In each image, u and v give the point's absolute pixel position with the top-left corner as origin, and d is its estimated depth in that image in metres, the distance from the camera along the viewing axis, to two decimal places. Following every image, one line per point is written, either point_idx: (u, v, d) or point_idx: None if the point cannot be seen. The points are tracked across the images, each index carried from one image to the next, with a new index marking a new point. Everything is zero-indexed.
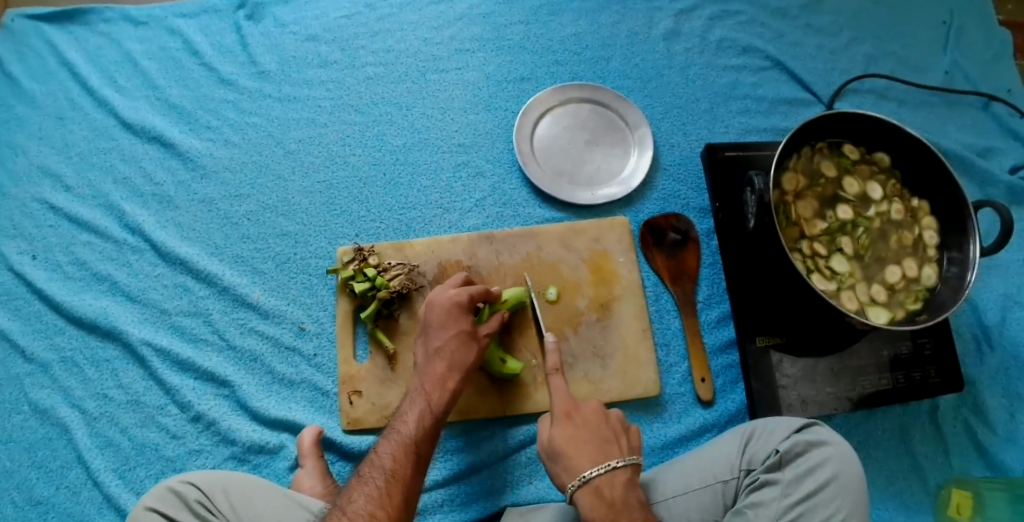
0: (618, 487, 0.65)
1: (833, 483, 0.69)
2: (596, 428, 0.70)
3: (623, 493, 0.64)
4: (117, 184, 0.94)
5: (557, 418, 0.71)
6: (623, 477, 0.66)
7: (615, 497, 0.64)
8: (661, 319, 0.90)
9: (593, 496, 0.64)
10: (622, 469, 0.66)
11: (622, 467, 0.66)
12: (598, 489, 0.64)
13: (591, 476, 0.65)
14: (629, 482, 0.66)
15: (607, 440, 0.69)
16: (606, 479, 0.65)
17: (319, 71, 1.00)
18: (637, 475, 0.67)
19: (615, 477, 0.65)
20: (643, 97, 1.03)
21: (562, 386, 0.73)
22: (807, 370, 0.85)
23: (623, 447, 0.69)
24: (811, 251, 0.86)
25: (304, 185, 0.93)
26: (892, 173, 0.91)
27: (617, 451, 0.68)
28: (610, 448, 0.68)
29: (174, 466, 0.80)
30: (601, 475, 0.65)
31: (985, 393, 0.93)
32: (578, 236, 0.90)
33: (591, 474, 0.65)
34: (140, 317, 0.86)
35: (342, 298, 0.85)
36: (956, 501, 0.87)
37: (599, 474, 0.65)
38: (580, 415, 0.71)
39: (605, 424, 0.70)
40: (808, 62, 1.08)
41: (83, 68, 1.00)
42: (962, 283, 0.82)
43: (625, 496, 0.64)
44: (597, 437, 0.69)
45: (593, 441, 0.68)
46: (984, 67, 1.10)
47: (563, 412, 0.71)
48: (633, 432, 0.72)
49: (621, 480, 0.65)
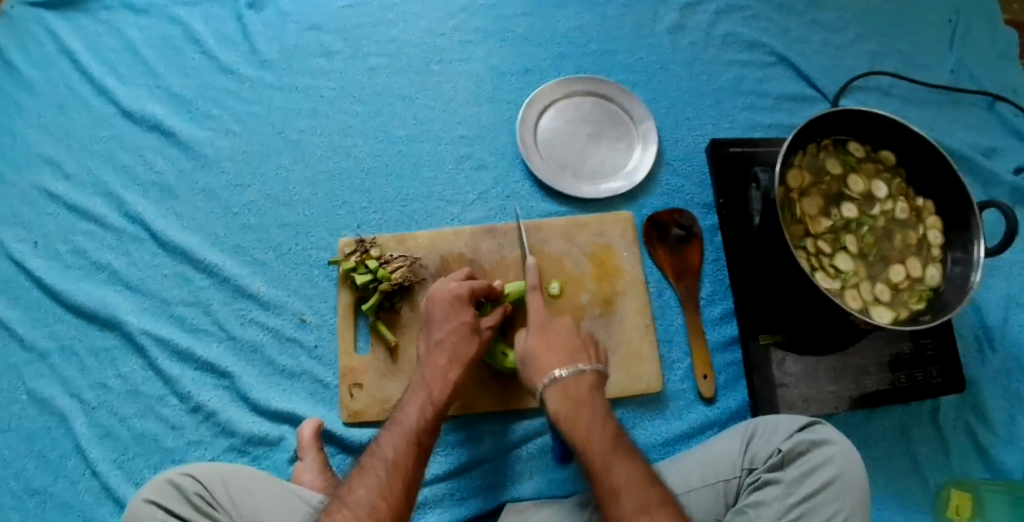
0: (583, 386, 0.70)
1: (835, 483, 0.69)
2: (566, 337, 0.74)
3: (587, 390, 0.70)
4: (117, 173, 0.93)
5: (531, 328, 0.74)
6: (588, 379, 0.71)
7: (580, 394, 0.69)
8: (664, 315, 0.89)
9: (561, 392, 0.69)
10: (588, 373, 0.71)
11: (589, 371, 0.71)
12: (565, 387, 0.69)
13: (560, 375, 0.70)
14: (594, 384, 0.71)
15: (577, 347, 0.73)
16: (572, 379, 0.70)
17: (322, 61, 0.99)
18: (602, 380, 0.72)
19: (582, 377, 0.70)
20: (648, 91, 1.02)
21: (539, 303, 0.77)
22: (809, 369, 0.85)
23: (591, 355, 0.73)
24: (816, 249, 0.86)
25: (305, 176, 0.93)
26: (897, 171, 0.90)
27: (585, 356, 0.73)
28: (579, 354, 0.72)
29: (173, 456, 0.79)
30: (569, 375, 0.70)
31: (986, 394, 0.93)
32: (581, 230, 0.89)
33: (559, 373, 0.70)
34: (140, 307, 0.85)
35: (343, 290, 0.85)
36: (955, 502, 0.87)
37: (567, 374, 0.70)
38: (553, 325, 0.74)
39: (574, 333, 0.74)
40: (814, 59, 1.08)
41: (84, 55, 0.99)
42: (966, 282, 0.82)
43: (589, 396, 0.69)
44: (567, 343, 0.73)
45: (563, 346, 0.73)
46: (989, 67, 1.09)
47: (536, 324, 0.74)
48: (601, 347, 0.76)
49: (587, 380, 0.70)
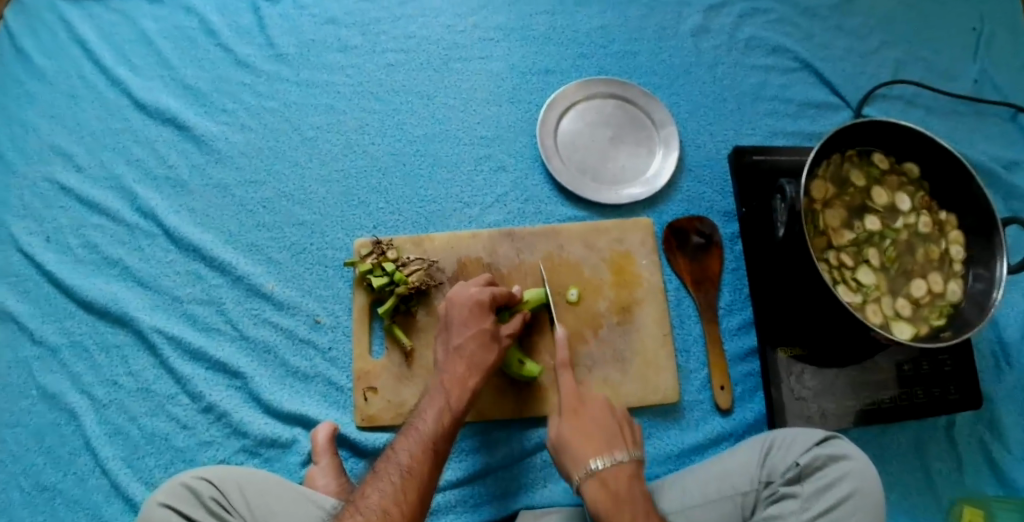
0: (622, 480, 0.65)
1: (853, 498, 0.68)
2: (601, 420, 0.69)
3: (627, 486, 0.65)
4: (130, 165, 0.91)
5: (564, 413, 0.70)
6: (627, 471, 0.66)
7: (619, 489, 0.64)
8: (681, 324, 0.88)
9: (600, 486, 0.64)
10: (627, 463, 0.66)
11: (627, 461, 0.66)
12: (604, 481, 0.65)
13: (597, 468, 0.65)
14: (633, 476, 0.66)
15: (614, 434, 0.68)
16: (612, 472, 0.65)
17: (339, 55, 0.97)
18: (640, 468, 0.67)
19: (620, 469, 0.65)
20: (669, 94, 1.00)
21: (570, 381, 0.73)
22: (827, 382, 0.84)
23: (627, 439, 0.69)
24: (838, 262, 0.85)
25: (322, 173, 0.91)
26: (921, 184, 0.89)
27: (621, 443, 0.68)
28: (615, 440, 0.68)
29: (183, 456, 0.78)
30: (608, 467, 0.65)
31: (1002, 410, 0.92)
32: (601, 235, 0.88)
33: (596, 465, 0.65)
34: (152, 304, 0.84)
35: (358, 291, 0.83)
36: (968, 517, 0.87)
37: (606, 466, 0.65)
38: (586, 408, 0.70)
39: (610, 415, 0.70)
40: (838, 66, 1.06)
41: (97, 44, 0.97)
42: (988, 300, 0.81)
43: (629, 489, 0.64)
44: (602, 427, 0.69)
45: (598, 433, 0.68)
46: (1015, 78, 1.08)
47: (569, 408, 0.70)
48: (636, 429, 0.71)
49: (626, 473, 0.65)
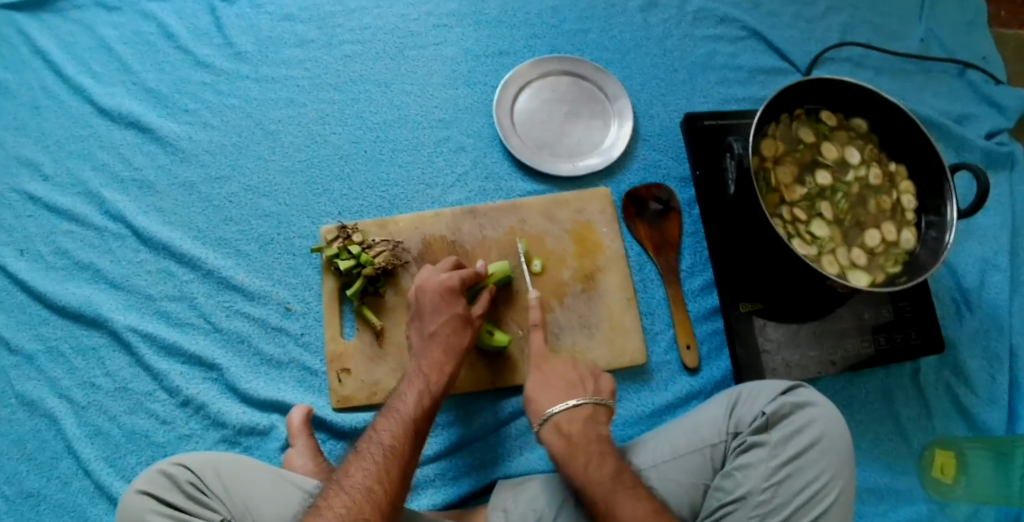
0: (577, 423, 0.69)
1: (820, 443, 0.71)
2: (561, 372, 0.75)
3: (581, 427, 0.69)
4: (96, 171, 0.92)
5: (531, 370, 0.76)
6: (583, 413, 0.70)
7: (573, 430, 0.69)
8: (645, 288, 0.90)
9: (555, 430, 0.69)
10: (582, 407, 0.70)
11: (582, 404, 0.71)
12: (558, 424, 0.69)
13: (552, 414, 0.70)
14: (589, 417, 0.70)
15: (571, 382, 0.73)
16: (565, 416, 0.70)
17: (296, 50, 0.99)
18: (599, 413, 0.71)
19: (574, 412, 0.70)
20: (622, 68, 1.03)
21: (541, 338, 0.79)
22: (790, 335, 0.87)
23: (588, 389, 0.73)
24: (792, 217, 0.87)
25: (284, 166, 0.93)
26: (870, 138, 0.92)
27: (579, 390, 0.72)
28: (573, 389, 0.73)
29: (164, 451, 0.80)
30: (561, 412, 0.70)
31: (966, 354, 0.95)
32: (561, 208, 0.90)
33: (552, 412, 0.70)
34: (125, 304, 0.85)
35: (328, 276, 0.85)
36: (939, 461, 0.90)
37: (560, 411, 0.70)
38: (549, 362, 0.76)
39: (571, 369, 0.75)
40: (786, 31, 1.09)
41: (56, 54, 0.98)
42: (940, 245, 0.84)
43: (582, 431, 0.68)
44: (562, 380, 0.74)
45: (558, 383, 0.73)
46: (958, 35, 1.11)
47: (535, 366, 0.76)
48: (604, 379, 0.76)
49: (579, 415, 0.70)
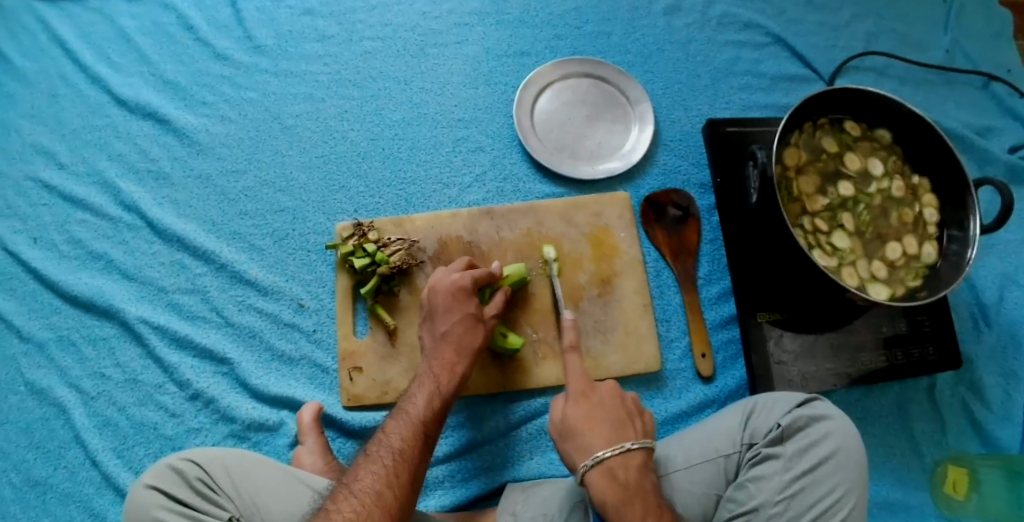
0: (633, 470, 0.64)
1: (835, 456, 0.69)
2: (609, 409, 0.69)
3: (636, 476, 0.64)
4: (111, 161, 0.92)
5: (572, 399, 0.70)
6: (637, 460, 0.65)
7: (629, 479, 0.64)
8: (662, 295, 0.89)
9: (607, 476, 0.64)
10: (635, 453, 0.65)
11: (636, 449, 0.66)
12: (611, 470, 0.64)
13: (604, 457, 0.64)
14: (643, 465, 0.65)
15: (622, 421, 0.68)
16: (619, 462, 0.64)
17: (316, 45, 0.98)
18: (650, 458, 0.67)
19: (628, 459, 0.65)
20: (644, 72, 1.02)
21: (577, 362, 0.75)
22: (807, 346, 0.85)
23: (638, 430, 0.68)
24: (812, 227, 0.86)
25: (301, 161, 0.92)
26: (893, 149, 0.90)
27: (631, 432, 0.67)
28: (624, 429, 0.67)
29: (173, 444, 0.79)
30: (614, 456, 0.65)
31: (984, 371, 0.93)
32: (579, 211, 0.89)
33: (603, 455, 0.64)
34: (138, 295, 0.85)
35: (342, 273, 0.84)
36: (953, 477, 0.88)
37: (612, 455, 0.65)
38: (594, 396, 0.70)
39: (618, 405, 0.70)
40: (810, 39, 1.07)
41: (75, 43, 0.97)
42: (963, 260, 0.82)
43: (638, 480, 0.64)
44: (610, 417, 0.68)
45: (606, 420, 0.68)
46: (984, 46, 1.09)
47: (578, 394, 0.71)
48: (648, 416, 0.71)
49: (634, 462, 0.65)
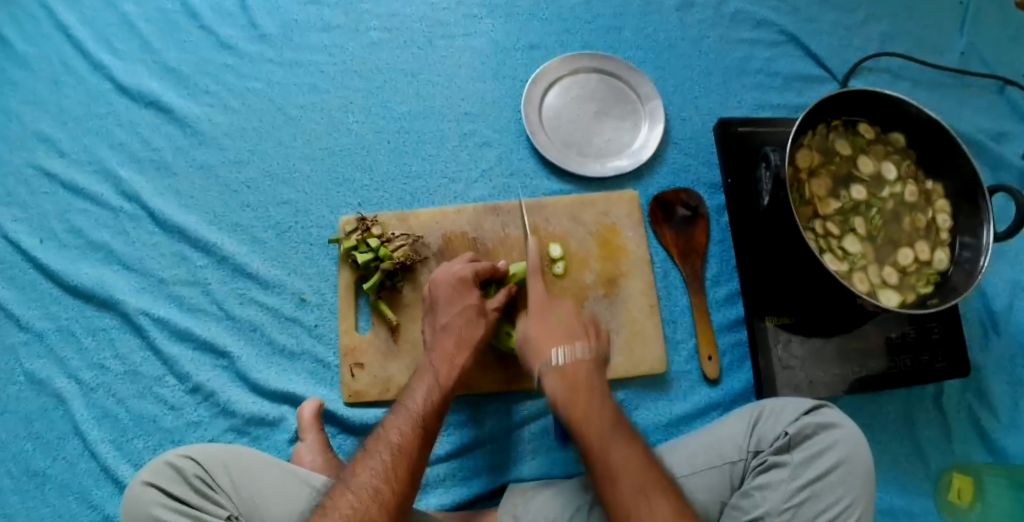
0: (581, 372, 0.67)
1: (842, 466, 0.68)
2: (565, 318, 0.71)
3: (586, 375, 0.67)
4: (114, 150, 0.90)
5: (529, 311, 0.73)
6: (587, 361, 0.68)
7: (579, 379, 0.66)
8: (669, 296, 0.88)
9: (559, 377, 0.67)
10: (586, 356, 0.68)
11: (586, 354, 0.68)
12: (562, 372, 0.67)
13: (556, 361, 0.67)
14: (593, 365, 0.68)
15: (576, 329, 0.70)
16: (570, 363, 0.67)
17: (322, 35, 0.96)
18: (602, 362, 0.69)
19: (579, 361, 0.67)
20: (655, 68, 1.00)
21: (539, 287, 0.75)
22: (815, 351, 0.84)
23: (592, 336, 0.70)
24: (824, 231, 0.84)
25: (306, 152, 0.91)
26: (908, 153, 0.88)
27: (585, 340, 0.69)
28: (578, 337, 0.69)
29: (172, 437, 0.78)
30: (567, 360, 0.67)
31: (991, 379, 0.92)
32: (586, 209, 0.88)
33: (555, 359, 0.67)
34: (138, 286, 0.84)
35: (344, 268, 0.83)
36: (958, 486, 0.87)
37: (565, 358, 0.67)
38: (547, 307, 0.73)
39: (574, 315, 0.71)
40: (824, 38, 1.05)
41: (79, 30, 0.96)
42: (974, 267, 0.81)
43: (587, 381, 0.66)
44: (565, 326, 0.70)
45: (561, 329, 0.70)
46: (1000, 49, 1.07)
47: (535, 307, 0.73)
48: (604, 327, 0.73)
49: (584, 364, 0.67)
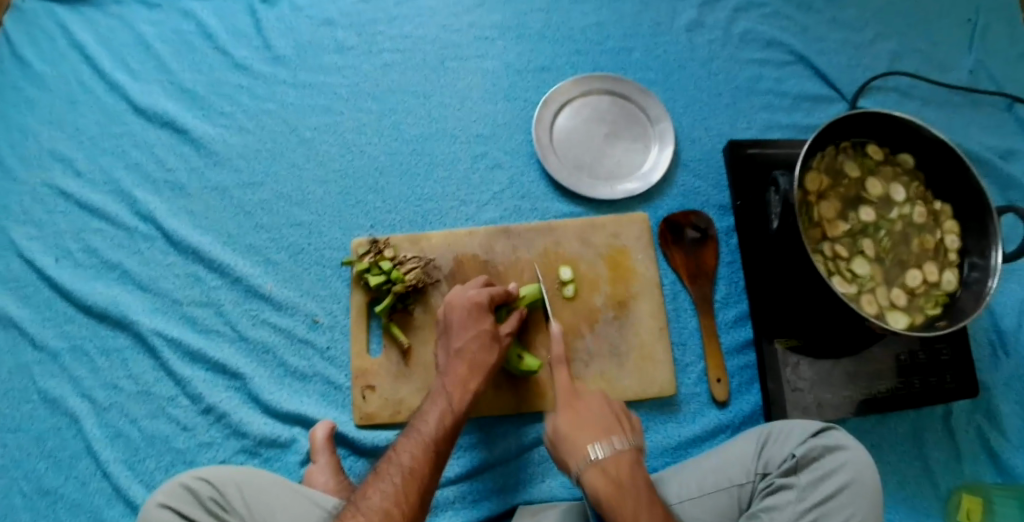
0: (623, 467, 0.63)
1: (849, 488, 0.68)
2: (596, 410, 0.68)
3: (629, 472, 0.63)
4: (128, 169, 0.91)
5: (559, 408, 0.70)
6: (628, 457, 0.64)
7: (621, 476, 0.63)
8: (678, 318, 0.89)
9: (600, 473, 0.63)
10: (626, 451, 0.65)
11: (625, 447, 0.65)
12: (605, 468, 0.63)
13: (596, 456, 0.64)
14: (634, 462, 0.64)
15: (610, 421, 0.68)
16: (611, 459, 0.64)
17: (335, 57, 0.97)
18: (640, 457, 0.66)
19: (620, 456, 0.64)
20: (665, 89, 1.00)
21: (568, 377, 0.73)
22: (824, 374, 0.84)
23: (626, 428, 0.68)
24: (832, 253, 0.85)
25: (318, 174, 0.91)
26: (917, 174, 0.89)
27: (620, 431, 0.67)
28: (613, 429, 0.66)
29: (184, 458, 0.79)
30: (607, 455, 0.64)
31: (1001, 400, 0.92)
32: (596, 231, 0.88)
33: (595, 453, 0.64)
34: (151, 307, 0.85)
35: (356, 289, 0.84)
36: (966, 507, 0.87)
37: (605, 453, 0.64)
38: (580, 400, 0.70)
39: (606, 407, 0.69)
40: (833, 58, 1.06)
41: (94, 50, 0.97)
42: (983, 289, 0.80)
43: (631, 478, 0.62)
44: (597, 419, 0.67)
45: (595, 422, 0.67)
46: (1010, 68, 1.07)
47: (564, 403, 0.70)
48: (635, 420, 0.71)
49: (626, 460, 0.64)
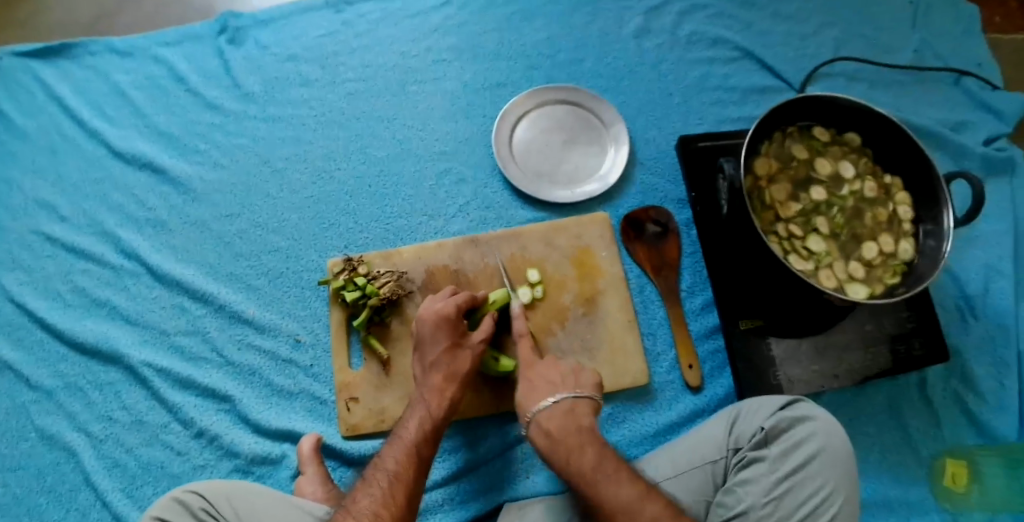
0: (557, 419, 0.72)
1: (820, 456, 0.70)
2: (546, 373, 0.77)
3: (561, 423, 0.71)
4: (110, 211, 0.96)
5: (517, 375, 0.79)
6: (563, 409, 0.73)
7: (554, 427, 0.71)
8: (646, 309, 0.92)
9: (540, 428, 0.72)
10: (561, 404, 0.73)
11: (562, 400, 0.73)
12: (540, 422, 0.72)
13: (535, 412, 0.73)
14: (570, 412, 0.72)
15: (554, 381, 0.76)
16: (546, 414, 0.73)
17: (301, 90, 1.03)
18: (582, 405, 0.74)
19: (554, 410, 0.73)
20: (618, 95, 1.05)
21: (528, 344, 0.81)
22: (792, 350, 0.87)
23: (571, 383, 0.76)
24: (788, 234, 0.88)
25: (292, 202, 0.96)
26: (864, 152, 0.92)
27: (562, 387, 0.75)
28: (556, 386, 0.75)
29: (179, 481, 0.82)
30: (543, 411, 0.73)
31: (974, 362, 0.94)
32: (560, 233, 0.92)
33: (536, 409, 0.73)
34: (141, 339, 0.89)
35: (334, 308, 0.88)
36: (951, 470, 0.89)
37: (542, 409, 0.73)
38: (536, 368, 0.78)
39: (554, 369, 0.77)
40: (778, 50, 1.11)
41: (72, 100, 1.03)
42: (938, 254, 0.83)
43: (563, 426, 0.71)
44: (546, 381, 0.76)
45: (542, 382, 0.76)
46: (952, 45, 1.12)
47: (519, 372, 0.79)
48: (587, 373, 0.77)
49: (559, 412, 0.72)
